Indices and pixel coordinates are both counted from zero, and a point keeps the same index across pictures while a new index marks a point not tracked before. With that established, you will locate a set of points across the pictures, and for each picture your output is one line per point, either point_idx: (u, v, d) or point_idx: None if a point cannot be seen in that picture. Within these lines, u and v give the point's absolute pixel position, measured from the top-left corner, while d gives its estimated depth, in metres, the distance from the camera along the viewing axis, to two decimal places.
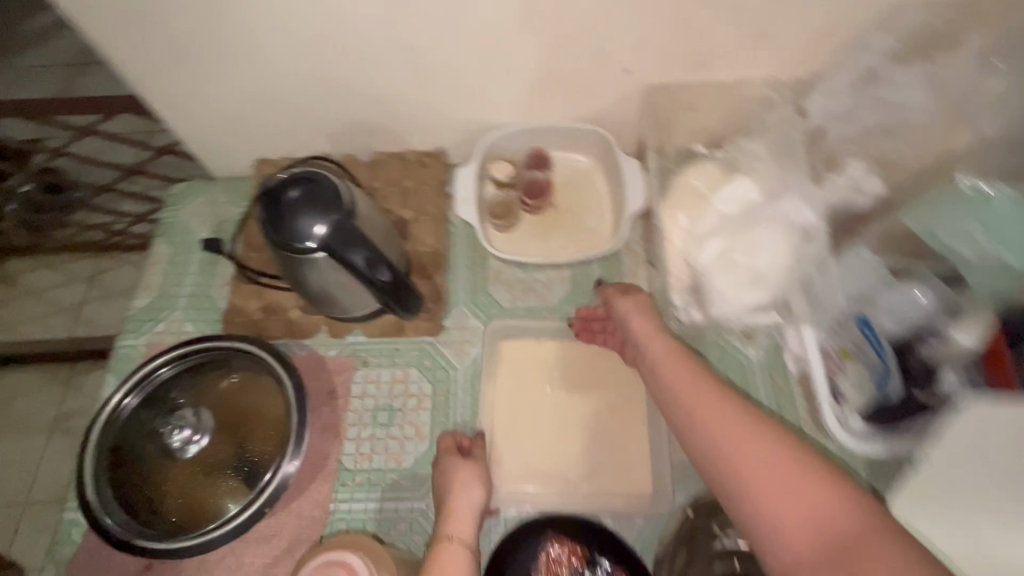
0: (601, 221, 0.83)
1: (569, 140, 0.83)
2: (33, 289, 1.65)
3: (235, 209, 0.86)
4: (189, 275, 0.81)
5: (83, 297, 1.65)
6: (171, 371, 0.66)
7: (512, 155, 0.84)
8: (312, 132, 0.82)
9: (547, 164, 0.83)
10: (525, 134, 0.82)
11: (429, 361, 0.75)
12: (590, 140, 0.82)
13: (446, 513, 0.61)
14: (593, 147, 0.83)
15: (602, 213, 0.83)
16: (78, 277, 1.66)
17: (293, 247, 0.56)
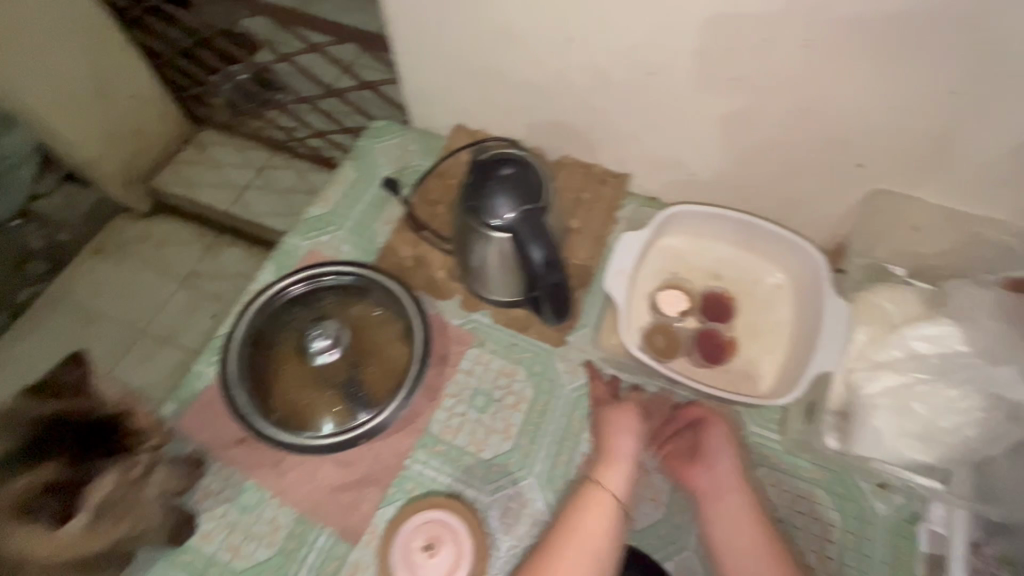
0: (767, 355, 0.72)
1: (770, 252, 0.74)
2: (215, 161, 1.79)
3: (420, 160, 0.91)
4: (361, 202, 0.87)
5: (247, 182, 1.77)
6: (330, 282, 0.71)
7: (691, 278, 0.76)
8: (518, 117, 0.85)
9: (729, 313, 0.73)
10: (715, 228, 0.75)
11: (539, 367, 0.75)
12: (798, 258, 0.72)
13: (604, 453, 0.65)
14: (793, 266, 0.73)
15: (770, 350, 0.71)
16: (251, 165, 1.80)
17: (485, 219, 0.58)
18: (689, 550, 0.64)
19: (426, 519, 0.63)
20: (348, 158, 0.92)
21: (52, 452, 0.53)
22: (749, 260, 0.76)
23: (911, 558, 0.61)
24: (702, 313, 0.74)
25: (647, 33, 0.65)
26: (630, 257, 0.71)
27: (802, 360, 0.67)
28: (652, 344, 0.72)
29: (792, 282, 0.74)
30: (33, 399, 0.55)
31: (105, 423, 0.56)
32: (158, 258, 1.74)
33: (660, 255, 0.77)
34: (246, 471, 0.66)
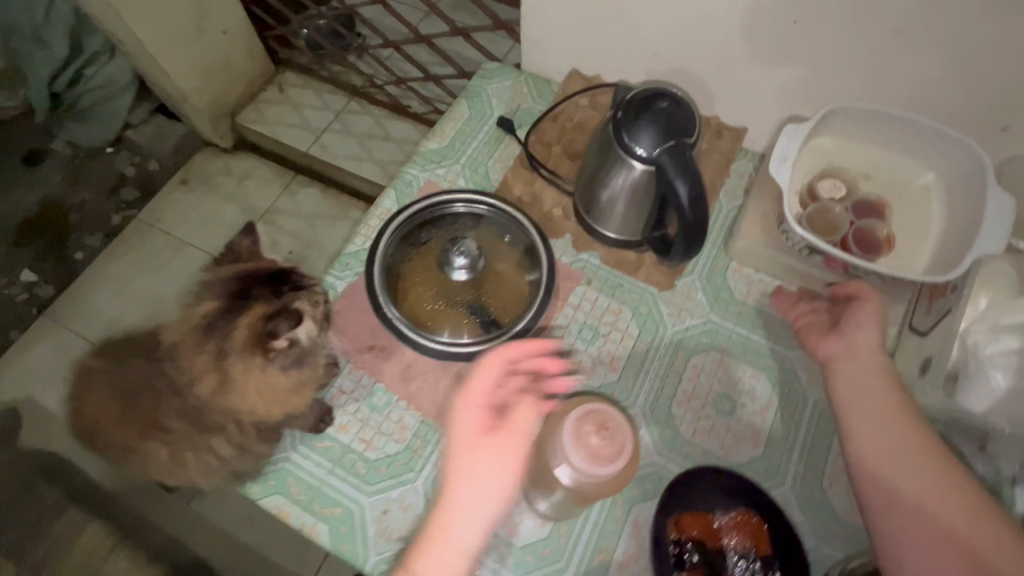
0: (918, 248, 0.71)
1: (927, 151, 0.71)
2: (295, 101, 1.75)
3: (533, 103, 0.93)
4: (475, 140, 0.90)
5: (326, 125, 1.73)
6: (463, 209, 0.76)
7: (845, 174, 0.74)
8: (638, 65, 0.86)
9: (883, 212, 0.72)
10: (869, 131, 0.72)
11: (645, 309, 0.78)
12: (960, 157, 0.68)
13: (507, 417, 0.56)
14: (951, 165, 0.70)
15: (923, 241, 0.71)
16: (330, 108, 1.76)
17: (633, 151, 0.60)
18: (785, 488, 0.67)
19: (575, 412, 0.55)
20: (462, 96, 0.94)
21: (257, 297, 0.75)
22: (901, 159, 0.73)
23: None
24: (858, 209, 0.72)
25: None
26: (796, 146, 0.71)
27: (959, 249, 0.67)
28: (810, 226, 0.71)
29: (944, 180, 0.71)
30: (233, 271, 0.79)
31: (284, 271, 0.79)
32: (236, 192, 1.65)
33: (813, 154, 0.75)
34: (374, 376, 0.72)
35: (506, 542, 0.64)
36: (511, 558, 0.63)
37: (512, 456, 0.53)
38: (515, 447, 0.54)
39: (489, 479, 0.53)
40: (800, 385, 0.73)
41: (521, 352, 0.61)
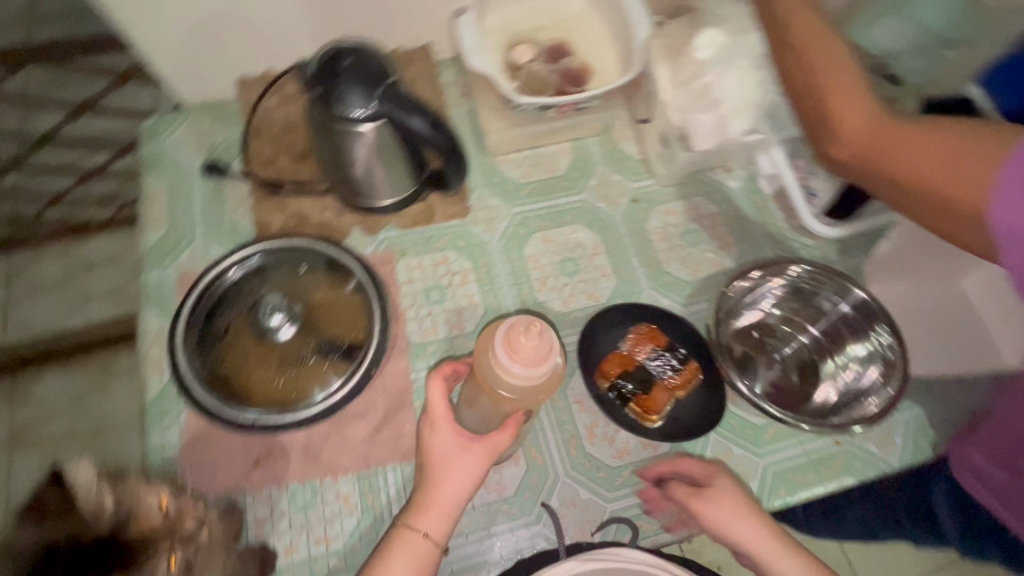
0: (605, 59, 0.80)
1: None
2: None
3: (225, 133, 0.83)
4: (196, 203, 0.78)
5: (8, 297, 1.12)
6: (239, 273, 0.68)
7: (524, 37, 0.80)
8: (295, 40, 0.80)
9: (567, 49, 0.80)
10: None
11: (463, 241, 0.81)
12: None
13: (430, 425, 0.59)
14: None
15: (606, 53, 0.80)
16: None
17: (350, 117, 0.58)
18: (646, 290, 0.80)
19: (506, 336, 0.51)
20: (146, 171, 0.80)
21: None
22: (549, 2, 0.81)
23: (765, 203, 0.85)
24: (551, 56, 0.79)
25: None
26: (474, 35, 0.76)
27: (627, 44, 0.78)
28: (528, 91, 0.77)
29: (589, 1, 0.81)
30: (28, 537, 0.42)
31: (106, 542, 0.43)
32: None
33: (493, 35, 0.80)
34: (281, 480, 0.64)
35: (502, 500, 0.66)
36: (514, 507, 0.66)
37: (479, 457, 0.58)
38: (481, 451, 0.58)
39: (465, 470, 0.58)
40: (605, 212, 0.84)
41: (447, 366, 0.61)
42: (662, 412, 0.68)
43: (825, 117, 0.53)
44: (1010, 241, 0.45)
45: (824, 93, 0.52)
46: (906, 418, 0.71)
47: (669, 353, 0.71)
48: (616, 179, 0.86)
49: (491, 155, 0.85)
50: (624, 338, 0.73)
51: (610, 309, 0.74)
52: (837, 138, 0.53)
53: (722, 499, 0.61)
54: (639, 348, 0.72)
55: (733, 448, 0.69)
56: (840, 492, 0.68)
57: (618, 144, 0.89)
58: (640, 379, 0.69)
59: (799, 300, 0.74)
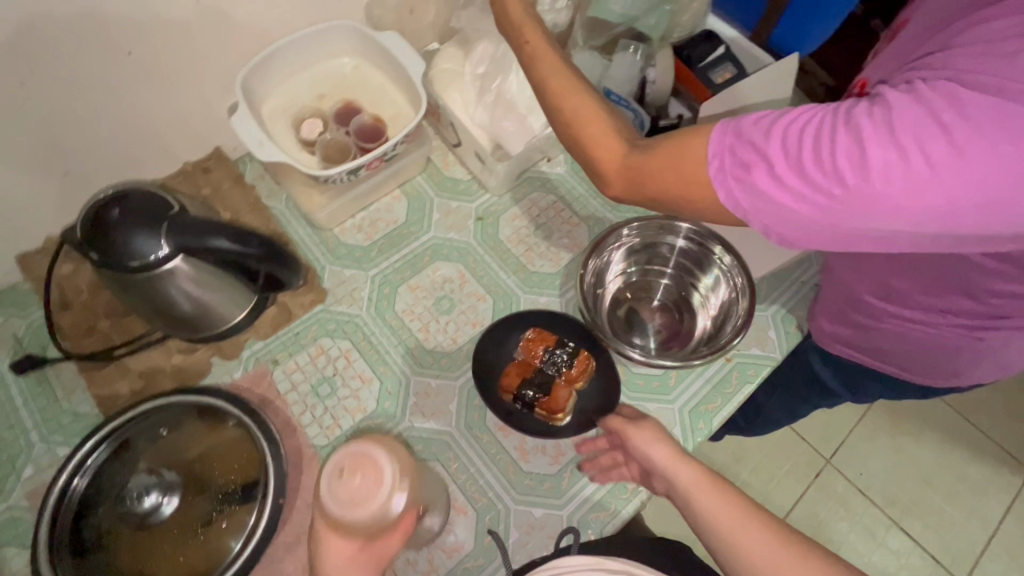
0: (395, 104, 0.81)
1: (323, 51, 0.80)
2: None
3: (27, 319, 0.74)
4: (21, 406, 0.69)
5: None
6: (93, 467, 0.61)
7: (307, 112, 0.80)
8: (68, 195, 0.74)
9: (354, 109, 0.80)
10: (283, 71, 0.78)
11: (332, 324, 0.78)
12: (342, 34, 0.79)
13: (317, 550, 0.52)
14: (346, 44, 0.80)
15: (393, 98, 0.82)
16: None
17: (145, 264, 0.54)
18: (522, 296, 0.82)
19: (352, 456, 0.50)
20: None
21: None
22: (319, 70, 0.81)
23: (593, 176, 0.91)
24: (339, 120, 0.79)
25: (81, 19, 0.60)
26: (254, 125, 0.72)
27: (406, 85, 0.80)
28: (333, 161, 0.77)
29: (358, 56, 0.81)
30: None
31: None
32: None
33: (275, 120, 0.78)
34: None
35: (466, 557, 0.65)
36: (478, 557, 0.65)
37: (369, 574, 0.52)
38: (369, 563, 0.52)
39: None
40: (457, 240, 0.86)
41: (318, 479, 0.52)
42: (566, 407, 0.70)
43: (587, 156, 0.52)
44: (758, 218, 0.42)
45: (567, 120, 0.52)
46: (768, 314, 0.80)
47: (560, 348, 0.73)
48: (455, 205, 0.88)
49: (326, 230, 0.83)
50: (517, 349, 0.75)
51: (491, 329, 0.76)
52: (604, 179, 0.51)
53: (688, 489, 0.60)
54: (532, 354, 0.73)
55: (645, 406, 0.73)
56: (744, 400, 0.75)
57: (444, 172, 0.90)
58: (540, 384, 0.71)
59: (643, 255, 0.80)
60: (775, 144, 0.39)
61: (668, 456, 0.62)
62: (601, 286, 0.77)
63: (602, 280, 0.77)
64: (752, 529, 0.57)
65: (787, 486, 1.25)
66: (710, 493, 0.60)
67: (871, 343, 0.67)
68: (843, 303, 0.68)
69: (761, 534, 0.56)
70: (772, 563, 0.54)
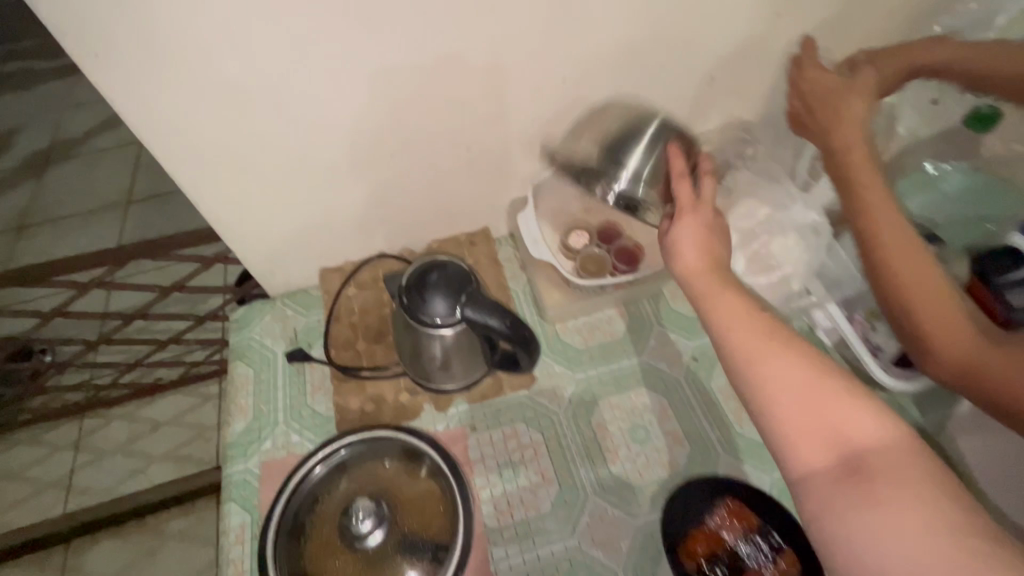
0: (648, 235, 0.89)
1: None
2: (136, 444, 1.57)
3: (307, 318, 0.91)
4: (280, 388, 0.83)
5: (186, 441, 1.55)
6: (323, 471, 0.70)
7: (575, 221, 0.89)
8: (373, 234, 0.92)
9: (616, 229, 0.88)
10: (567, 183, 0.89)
11: (531, 412, 0.82)
12: None
13: None
14: None
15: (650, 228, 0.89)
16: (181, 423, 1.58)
17: (435, 322, 0.64)
18: (723, 455, 0.78)
19: None
20: (235, 359, 0.87)
21: None
22: None
23: (829, 355, 0.85)
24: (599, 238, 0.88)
25: (451, 118, 0.78)
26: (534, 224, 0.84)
27: None
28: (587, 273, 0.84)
29: None
30: None
31: None
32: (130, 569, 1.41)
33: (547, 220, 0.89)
34: None
35: None
36: None
37: None
38: None
39: None
40: (667, 373, 0.86)
41: None
42: None
43: (906, 308, 0.54)
44: None
45: (885, 249, 0.55)
46: None
47: (760, 538, 0.67)
48: (673, 339, 0.89)
49: (549, 321, 0.90)
50: (715, 514, 0.69)
51: (692, 484, 0.72)
52: (935, 357, 0.54)
53: (727, 310, 0.51)
54: (729, 531, 0.68)
55: None
56: None
57: (670, 302, 0.92)
58: (730, 565, 0.66)
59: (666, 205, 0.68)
60: None
61: (694, 259, 0.56)
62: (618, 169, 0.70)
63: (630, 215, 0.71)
64: (808, 404, 0.45)
65: None
66: (758, 337, 0.49)
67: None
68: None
69: (805, 372, 0.46)
70: (791, 411, 0.45)
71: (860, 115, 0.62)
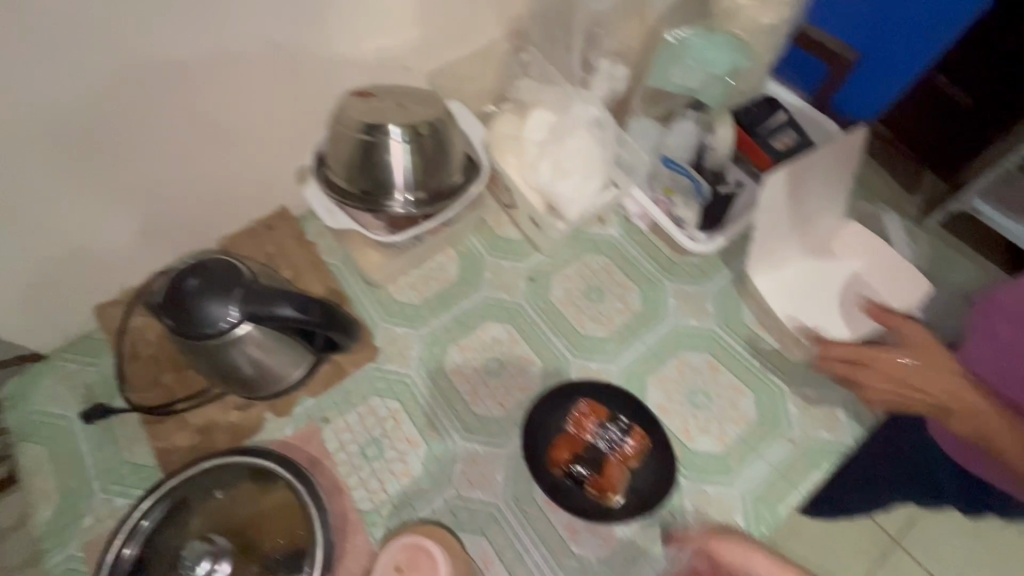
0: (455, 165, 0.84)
1: None
2: None
3: (98, 366, 0.77)
4: (86, 456, 0.71)
5: None
6: (136, 546, 0.61)
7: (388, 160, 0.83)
8: (145, 251, 0.78)
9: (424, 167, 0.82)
10: None
11: (382, 383, 0.78)
12: None
13: None
14: None
15: None
16: None
17: (214, 334, 0.56)
18: (574, 361, 0.80)
19: (412, 542, 0.63)
20: (19, 441, 0.73)
21: None
22: None
23: (647, 238, 0.89)
24: None
25: (176, 96, 0.64)
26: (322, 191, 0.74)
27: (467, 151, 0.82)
28: (399, 227, 0.77)
29: None
30: None
31: None
32: None
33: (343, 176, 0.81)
34: None
35: None
36: None
37: None
38: None
39: None
40: (508, 301, 0.86)
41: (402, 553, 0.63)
42: (618, 488, 0.67)
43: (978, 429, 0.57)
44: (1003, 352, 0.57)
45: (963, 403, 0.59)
46: (837, 393, 0.76)
47: (612, 424, 0.71)
48: (506, 266, 0.88)
49: (380, 286, 0.85)
50: (569, 414, 0.72)
51: (547, 397, 0.73)
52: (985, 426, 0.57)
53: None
54: (584, 422, 0.71)
55: (705, 489, 0.70)
56: (814, 488, 0.70)
57: (496, 231, 0.91)
58: (590, 462, 0.69)
59: (435, 159, 0.71)
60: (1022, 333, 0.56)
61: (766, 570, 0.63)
62: (384, 133, 0.68)
63: (387, 180, 0.70)
64: None
65: None
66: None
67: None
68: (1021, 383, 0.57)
69: None
70: None
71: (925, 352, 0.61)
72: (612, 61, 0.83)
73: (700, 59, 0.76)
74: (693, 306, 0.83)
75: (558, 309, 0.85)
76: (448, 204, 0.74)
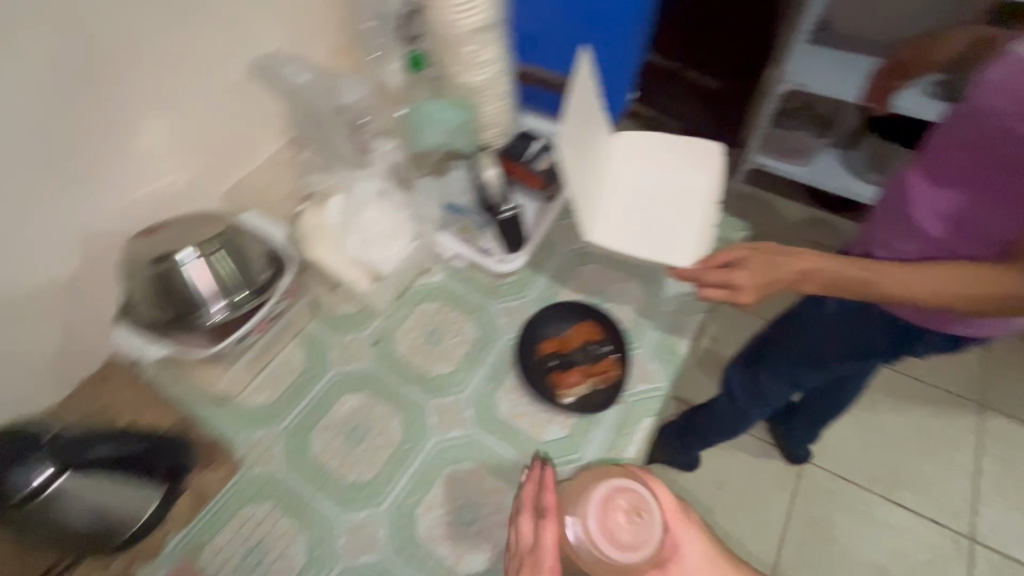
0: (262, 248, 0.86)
1: None
2: None
3: None
4: None
5: None
6: None
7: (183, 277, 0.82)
8: None
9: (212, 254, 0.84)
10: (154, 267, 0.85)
11: (249, 490, 0.79)
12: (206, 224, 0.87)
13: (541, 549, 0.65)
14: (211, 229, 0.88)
15: None
16: None
17: (30, 493, 0.63)
18: (429, 403, 0.86)
19: (615, 482, 0.65)
20: None
21: None
22: None
23: (469, 272, 1.00)
24: None
25: None
26: (134, 332, 0.78)
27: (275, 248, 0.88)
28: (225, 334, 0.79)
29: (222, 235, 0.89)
30: None
31: None
32: None
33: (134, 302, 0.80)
34: None
35: None
36: None
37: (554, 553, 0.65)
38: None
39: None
40: (358, 369, 0.91)
41: (532, 482, 0.72)
42: (571, 390, 0.80)
43: (892, 288, 0.71)
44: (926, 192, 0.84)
45: (867, 282, 0.73)
46: (645, 348, 0.85)
47: (592, 344, 0.82)
48: (350, 339, 0.94)
49: (228, 398, 0.87)
50: (569, 327, 0.86)
51: (552, 312, 0.88)
52: (913, 294, 0.70)
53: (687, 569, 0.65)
54: (573, 335, 0.85)
55: (559, 472, 0.77)
56: (645, 436, 0.79)
57: (333, 312, 0.96)
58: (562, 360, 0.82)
59: (235, 268, 0.77)
60: (940, 167, 0.82)
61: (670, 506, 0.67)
62: (175, 261, 0.74)
63: (193, 300, 0.75)
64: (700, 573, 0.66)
65: (775, 489, 1.50)
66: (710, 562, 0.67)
67: (921, 253, 0.88)
68: (896, 208, 0.90)
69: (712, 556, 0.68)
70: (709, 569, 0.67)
71: (821, 266, 0.75)
72: (382, 139, 0.94)
73: (440, 120, 0.92)
74: (519, 317, 0.94)
75: (406, 360, 0.92)
76: (262, 299, 0.79)
